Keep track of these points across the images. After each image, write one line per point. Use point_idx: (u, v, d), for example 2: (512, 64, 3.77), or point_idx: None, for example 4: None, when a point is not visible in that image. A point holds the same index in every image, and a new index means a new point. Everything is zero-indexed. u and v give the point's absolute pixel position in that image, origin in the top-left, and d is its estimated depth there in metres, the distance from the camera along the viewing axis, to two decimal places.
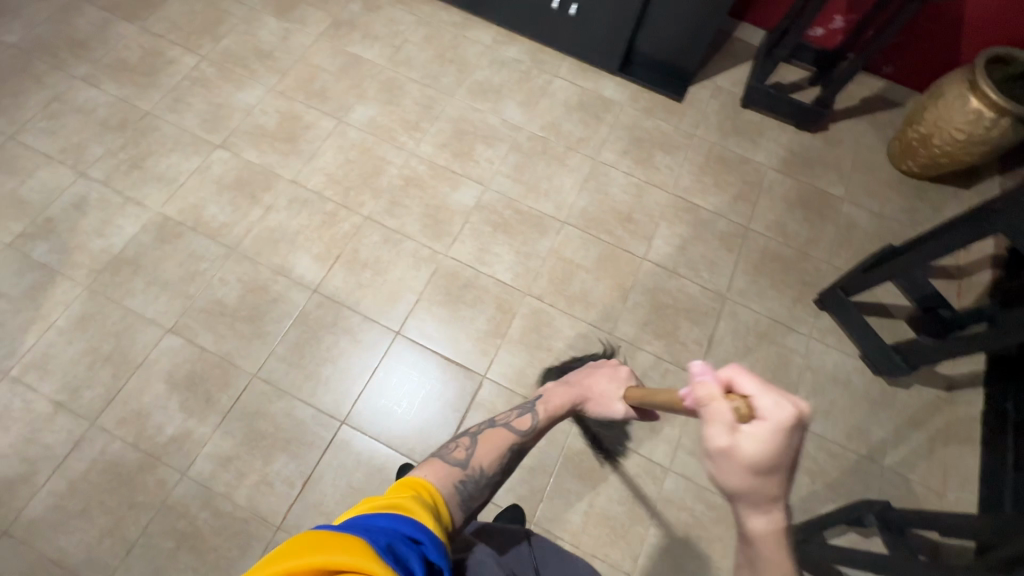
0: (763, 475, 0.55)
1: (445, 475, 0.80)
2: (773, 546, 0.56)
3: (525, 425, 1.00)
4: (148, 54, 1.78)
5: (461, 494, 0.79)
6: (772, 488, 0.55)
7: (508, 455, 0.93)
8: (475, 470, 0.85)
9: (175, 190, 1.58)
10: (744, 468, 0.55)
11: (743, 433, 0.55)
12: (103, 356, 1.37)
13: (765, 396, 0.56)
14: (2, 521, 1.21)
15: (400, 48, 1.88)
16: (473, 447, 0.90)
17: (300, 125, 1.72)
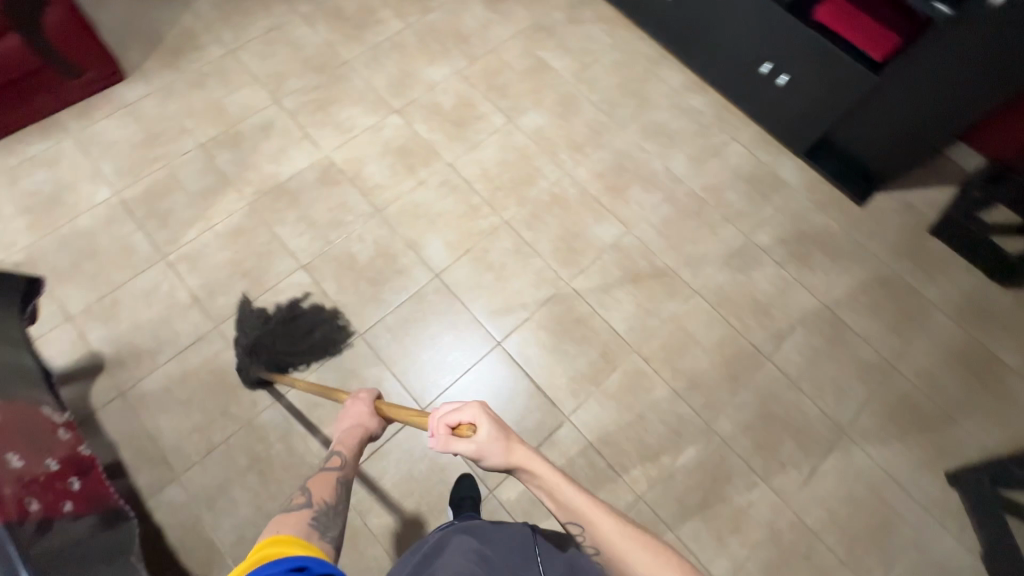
0: (504, 440, 0.74)
1: (293, 521, 0.72)
2: (548, 472, 0.73)
3: (336, 458, 0.86)
4: (362, 9, 1.89)
5: (316, 529, 0.73)
6: (506, 440, 0.74)
7: (342, 487, 0.83)
8: (320, 509, 0.77)
9: (346, 140, 1.68)
10: (494, 450, 0.73)
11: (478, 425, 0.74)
12: (243, 270, 1.49)
13: (450, 415, 0.77)
14: (122, 384, 1.35)
15: (588, 66, 1.87)
16: (306, 494, 0.79)
17: (473, 113, 1.76)
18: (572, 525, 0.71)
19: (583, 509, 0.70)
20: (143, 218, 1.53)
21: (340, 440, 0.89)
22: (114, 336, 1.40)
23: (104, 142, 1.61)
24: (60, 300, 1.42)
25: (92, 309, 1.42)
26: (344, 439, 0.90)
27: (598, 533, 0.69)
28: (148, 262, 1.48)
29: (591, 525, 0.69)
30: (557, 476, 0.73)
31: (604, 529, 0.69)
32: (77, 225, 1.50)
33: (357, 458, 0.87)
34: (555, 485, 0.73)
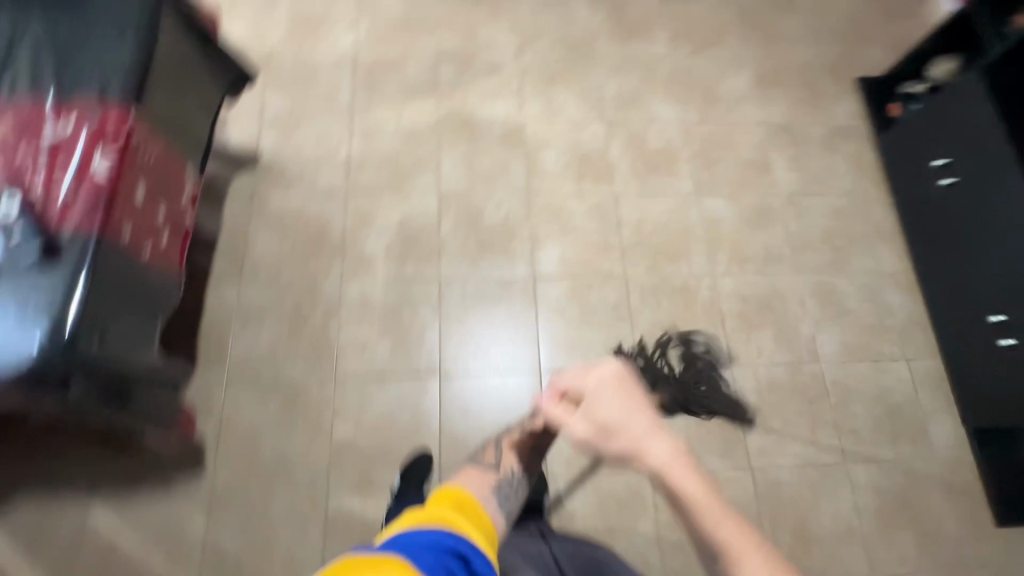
0: (614, 420, 0.64)
1: (479, 479, 0.76)
2: (678, 472, 0.59)
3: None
4: (643, 20, 1.89)
5: (497, 496, 0.75)
6: (622, 425, 0.64)
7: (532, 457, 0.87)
8: (505, 471, 0.81)
9: (548, 119, 1.71)
10: (598, 431, 0.65)
11: (590, 406, 0.68)
12: (395, 165, 1.60)
13: (567, 381, 0.74)
14: (257, 189, 1.54)
15: (808, 195, 1.70)
16: (501, 452, 0.85)
17: (669, 166, 1.69)
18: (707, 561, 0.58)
19: (734, 550, 0.55)
20: (359, 78, 1.70)
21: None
22: (278, 150, 1.58)
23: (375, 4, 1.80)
24: (265, 99, 1.64)
25: (278, 120, 1.62)
26: None
27: None
28: (338, 113, 1.65)
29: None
30: (694, 482, 0.58)
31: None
32: (314, 53, 1.71)
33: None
34: (686, 493, 0.58)
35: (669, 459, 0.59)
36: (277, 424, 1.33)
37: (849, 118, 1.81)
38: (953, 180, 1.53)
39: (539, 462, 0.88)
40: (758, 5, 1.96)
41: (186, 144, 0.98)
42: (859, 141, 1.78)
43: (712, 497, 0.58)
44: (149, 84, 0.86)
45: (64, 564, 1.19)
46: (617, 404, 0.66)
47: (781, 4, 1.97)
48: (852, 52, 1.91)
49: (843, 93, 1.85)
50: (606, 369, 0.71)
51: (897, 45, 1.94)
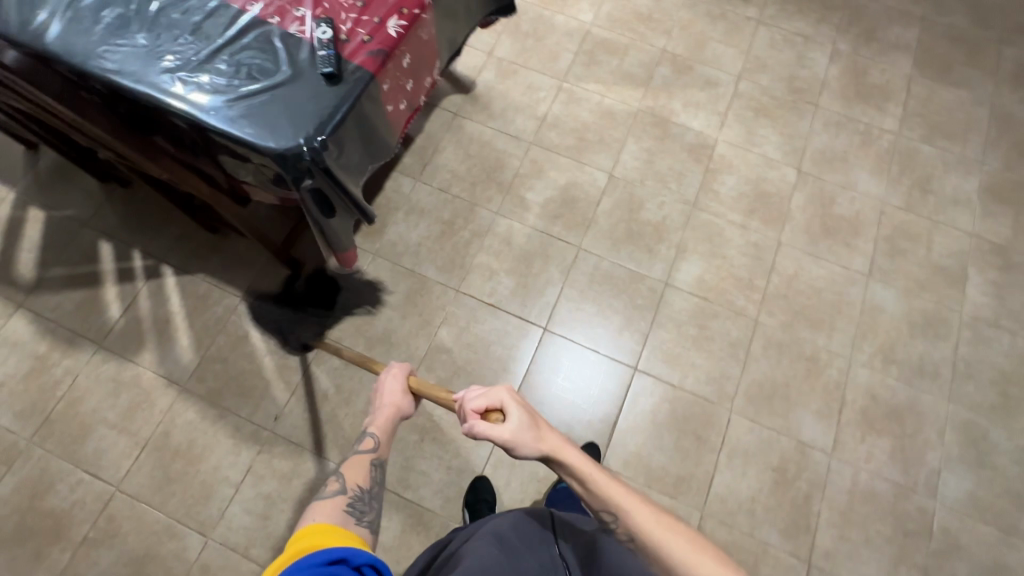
0: (523, 420, 0.76)
1: (329, 509, 0.76)
2: (573, 452, 0.75)
3: (367, 441, 0.89)
4: (881, 90, 1.78)
5: (353, 515, 0.78)
6: (532, 418, 0.77)
7: (376, 472, 0.87)
8: (354, 495, 0.81)
9: (739, 148, 1.69)
10: (517, 431, 0.75)
11: (508, 413, 0.76)
12: (583, 135, 1.70)
13: (477, 393, 0.81)
14: (461, 112, 1.72)
15: (998, 328, 1.50)
16: (337, 477, 0.84)
17: (848, 237, 1.59)
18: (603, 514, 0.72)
19: (626, 505, 0.71)
20: (583, 51, 1.82)
21: (376, 422, 0.90)
22: (490, 86, 1.76)
23: None
24: (497, 41, 1.82)
25: (501, 63, 1.79)
26: (377, 421, 0.91)
27: (631, 520, 0.70)
28: (553, 73, 1.78)
29: (632, 518, 0.70)
30: (583, 454, 0.75)
31: (640, 515, 0.70)
32: (554, 17, 1.86)
33: (389, 440, 0.90)
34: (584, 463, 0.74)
35: (563, 440, 0.76)
36: (397, 304, 1.49)
37: None
38: None
39: (382, 473, 0.88)
40: (1022, 115, 1.76)
41: (444, 43, 1.15)
42: None
43: (593, 463, 0.74)
44: None
45: (211, 333, 1.46)
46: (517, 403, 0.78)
47: None
48: None
49: None
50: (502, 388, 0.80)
51: None
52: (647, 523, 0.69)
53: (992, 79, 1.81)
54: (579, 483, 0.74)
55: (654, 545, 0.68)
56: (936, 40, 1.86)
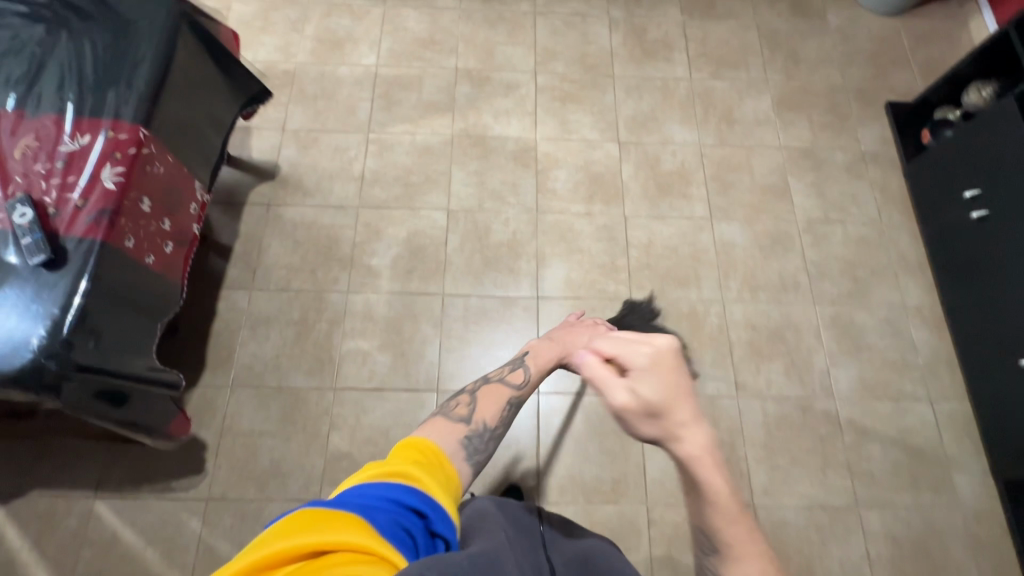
0: (656, 400, 0.59)
1: (446, 432, 0.75)
2: (708, 459, 0.57)
3: (519, 376, 0.92)
4: (664, 42, 1.87)
5: (464, 449, 0.74)
6: (675, 412, 0.58)
7: (507, 410, 0.87)
8: (477, 425, 0.80)
9: (560, 140, 1.71)
10: (644, 406, 0.59)
11: (638, 380, 0.60)
12: (407, 180, 1.63)
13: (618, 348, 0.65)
14: (274, 200, 1.59)
15: (830, 223, 1.63)
16: (473, 402, 0.84)
17: (683, 188, 1.66)
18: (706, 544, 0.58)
19: (737, 552, 0.56)
20: (378, 96, 1.74)
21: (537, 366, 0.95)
22: (296, 162, 1.64)
23: (399, 24, 1.85)
24: (287, 114, 1.70)
25: (299, 135, 1.68)
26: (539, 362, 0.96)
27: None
28: (355, 128, 1.69)
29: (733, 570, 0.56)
30: (719, 481, 0.57)
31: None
32: (336, 71, 1.77)
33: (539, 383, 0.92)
34: (707, 480, 0.57)
35: (702, 451, 0.57)
36: (276, 429, 1.36)
37: (877, 144, 1.74)
38: (981, 215, 1.43)
39: (512, 416, 0.87)
40: (784, 26, 1.92)
41: (197, 158, 1.03)
42: (886, 168, 1.71)
43: (733, 497, 0.58)
44: (159, 106, 0.91)
45: (71, 551, 1.24)
46: (668, 386, 0.59)
47: (808, 26, 1.92)
48: (881, 77, 1.85)
49: (870, 119, 1.78)
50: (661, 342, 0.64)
51: (930, 70, 1.87)
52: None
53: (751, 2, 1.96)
54: (694, 492, 0.58)
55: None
56: None
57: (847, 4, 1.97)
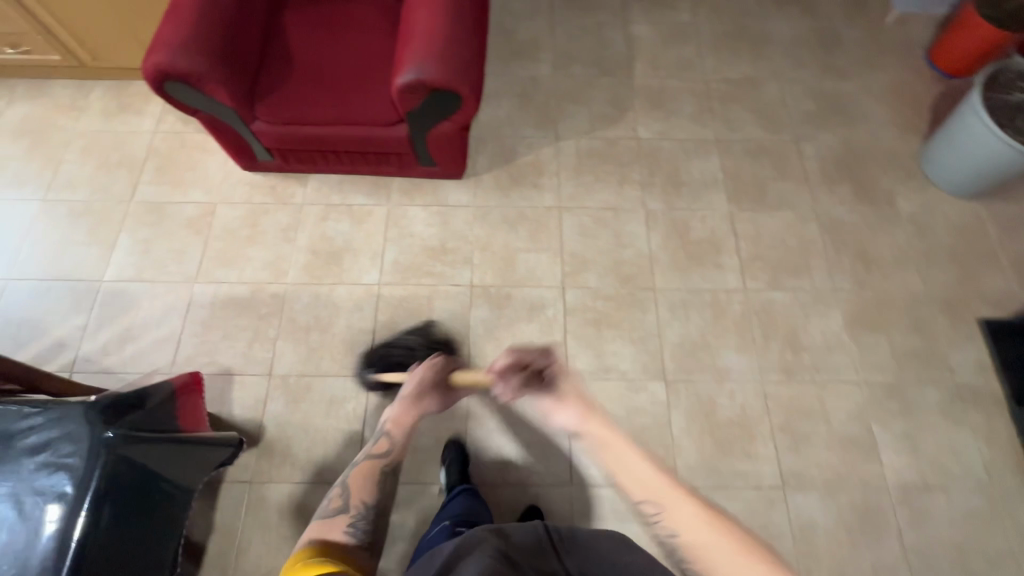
0: (570, 394, 0.91)
1: (330, 529, 0.81)
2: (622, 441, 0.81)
3: (380, 445, 0.98)
4: (710, 242, 1.62)
5: (352, 537, 0.82)
6: (583, 405, 0.89)
7: (384, 479, 0.94)
8: (359, 507, 0.87)
9: (594, 379, 1.44)
10: (572, 399, 0.90)
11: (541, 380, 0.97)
12: (417, 441, 1.38)
13: (504, 357, 1.04)
14: (257, 476, 1.33)
15: (930, 490, 1.34)
16: (344, 489, 0.90)
17: (746, 444, 1.38)
18: (646, 502, 0.75)
19: (669, 506, 0.74)
20: (381, 325, 1.49)
21: (389, 424, 1.02)
22: (285, 421, 1.39)
23: (405, 228, 1.62)
24: (276, 353, 1.46)
25: (288, 381, 1.43)
26: (393, 425, 1.02)
27: (675, 514, 0.72)
28: (354, 371, 1.44)
29: (676, 511, 0.73)
30: (637, 459, 0.79)
31: (676, 509, 0.73)
32: (333, 293, 1.53)
33: (403, 438, 1.00)
34: (618, 447, 0.81)
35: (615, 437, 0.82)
36: None
37: (975, 376, 1.46)
38: None
39: (392, 480, 0.96)
40: (847, 216, 1.66)
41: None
42: (990, 410, 1.42)
43: (658, 472, 0.77)
44: None
45: None
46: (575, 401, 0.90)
47: (877, 215, 1.66)
48: (969, 280, 1.58)
49: (963, 340, 1.50)
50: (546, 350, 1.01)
51: None
52: (690, 519, 0.72)
53: (807, 185, 1.71)
54: (623, 470, 0.78)
55: (696, 538, 0.70)
56: (738, 162, 1.74)
57: (918, 184, 1.72)
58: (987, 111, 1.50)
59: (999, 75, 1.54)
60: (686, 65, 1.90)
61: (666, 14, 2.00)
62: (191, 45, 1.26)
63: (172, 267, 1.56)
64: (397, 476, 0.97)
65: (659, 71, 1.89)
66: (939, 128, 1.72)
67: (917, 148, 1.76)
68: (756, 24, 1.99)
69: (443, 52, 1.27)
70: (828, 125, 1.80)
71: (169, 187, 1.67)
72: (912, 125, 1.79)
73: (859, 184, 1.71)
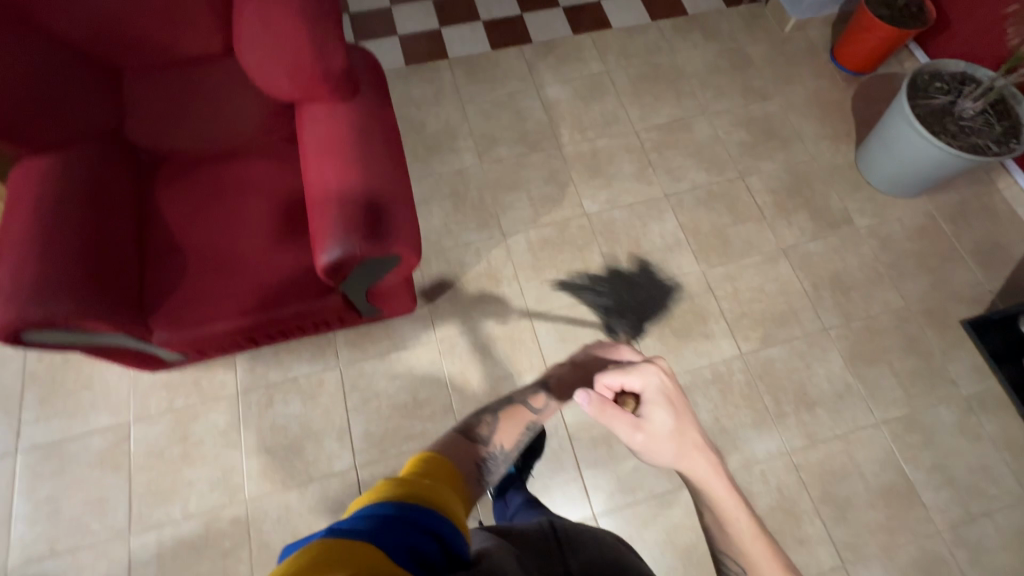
0: (665, 441, 0.80)
1: (467, 454, 0.82)
2: (719, 475, 0.79)
3: (540, 400, 0.97)
4: (693, 312, 1.53)
5: (483, 466, 0.83)
6: (680, 448, 0.80)
7: (524, 436, 0.93)
8: (496, 448, 0.87)
9: (622, 507, 1.33)
10: (662, 445, 0.80)
11: (649, 410, 0.83)
12: None
13: (609, 378, 0.85)
14: None
15: (975, 520, 1.31)
16: (496, 424, 0.91)
17: (795, 530, 1.30)
18: (732, 552, 0.77)
19: (754, 560, 0.75)
20: None
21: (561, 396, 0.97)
22: None
23: (366, 390, 1.41)
24: None
25: None
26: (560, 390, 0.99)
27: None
28: None
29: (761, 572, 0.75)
30: (730, 498, 0.78)
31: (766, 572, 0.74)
32: (306, 496, 1.30)
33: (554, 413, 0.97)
34: (713, 484, 0.79)
35: (704, 471, 0.79)
36: None
37: (977, 383, 1.46)
38: None
39: (528, 440, 0.95)
40: (812, 245, 1.63)
41: None
42: (1000, 415, 1.42)
43: (752, 524, 0.77)
44: None
45: None
46: (683, 431, 0.81)
47: (838, 237, 1.65)
48: (939, 283, 1.58)
49: (953, 347, 1.50)
50: (656, 366, 0.86)
51: (983, 256, 1.62)
52: None
53: (765, 222, 1.66)
54: (712, 511, 0.79)
55: None
56: (692, 215, 1.66)
57: (864, 193, 1.72)
58: (917, 119, 1.49)
59: (917, 80, 1.55)
60: (612, 120, 1.80)
61: (575, 68, 1.89)
62: (47, 288, 0.99)
63: (94, 524, 1.26)
64: (533, 437, 0.96)
65: (586, 133, 1.78)
66: (869, 133, 1.72)
67: (852, 157, 1.76)
68: (665, 59, 1.92)
69: (366, 215, 1.08)
70: (765, 152, 1.77)
71: (62, 419, 1.35)
72: (840, 136, 1.80)
73: (812, 208, 1.69)
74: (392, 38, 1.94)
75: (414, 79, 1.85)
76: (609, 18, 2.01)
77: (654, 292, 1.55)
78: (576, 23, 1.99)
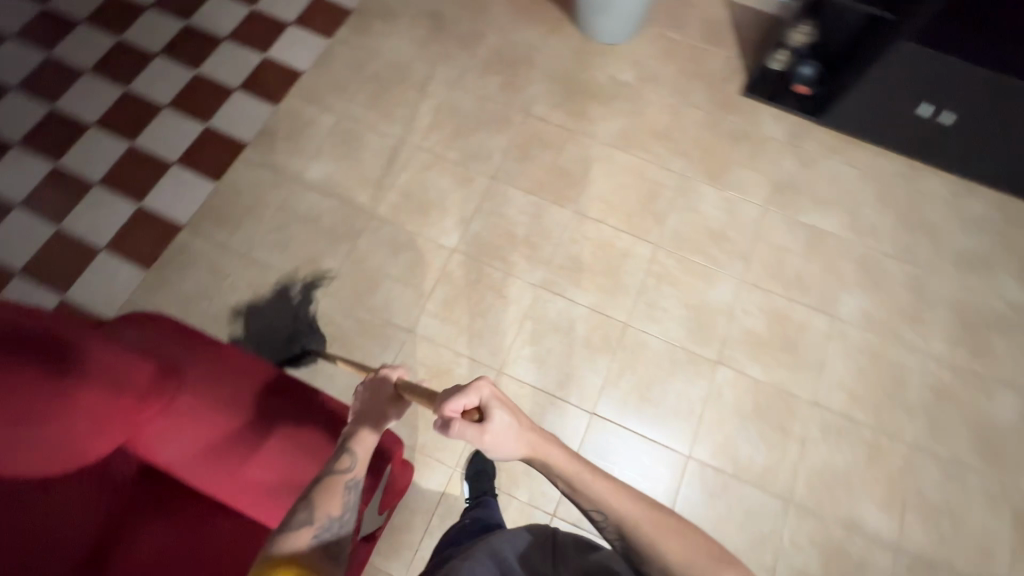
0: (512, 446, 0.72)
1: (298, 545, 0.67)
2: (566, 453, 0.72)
3: (346, 459, 0.78)
4: (599, 246, 1.58)
5: (319, 546, 0.69)
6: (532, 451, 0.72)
7: (351, 494, 0.77)
8: (324, 521, 0.72)
9: (698, 429, 1.41)
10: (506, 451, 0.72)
11: (491, 418, 0.72)
12: None
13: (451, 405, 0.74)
14: None
15: (858, 213, 1.65)
16: (311, 499, 0.74)
17: (791, 324, 1.52)
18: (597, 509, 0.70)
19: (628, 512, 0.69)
20: None
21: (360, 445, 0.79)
22: None
23: None
24: None
25: None
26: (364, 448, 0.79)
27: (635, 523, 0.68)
28: None
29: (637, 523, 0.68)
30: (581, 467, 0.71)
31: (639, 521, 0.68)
32: None
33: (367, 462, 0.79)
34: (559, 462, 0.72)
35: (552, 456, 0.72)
36: None
37: (784, 125, 1.76)
38: (954, 116, 1.53)
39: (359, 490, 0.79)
40: (618, 122, 1.75)
41: None
42: (811, 135, 1.75)
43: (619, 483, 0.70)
44: None
45: None
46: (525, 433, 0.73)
47: (627, 101, 1.78)
48: (707, 78, 1.82)
49: (753, 115, 1.77)
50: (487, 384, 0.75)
51: (712, 36, 1.88)
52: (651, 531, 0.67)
53: (574, 133, 1.72)
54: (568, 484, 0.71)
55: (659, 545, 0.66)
56: (525, 174, 1.66)
57: (611, 53, 1.85)
58: None
59: None
60: (391, 153, 1.66)
61: (311, 135, 1.66)
62: None
63: None
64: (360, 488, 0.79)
65: (382, 183, 1.62)
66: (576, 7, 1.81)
67: (579, 32, 1.86)
68: (376, 64, 1.77)
69: None
70: (523, 80, 1.79)
71: None
72: (557, 23, 1.88)
73: (593, 95, 1.78)
74: (101, 256, 1.49)
75: (174, 276, 1.48)
76: (291, 64, 1.76)
77: (659, 270, 1.56)
78: (268, 93, 1.71)
